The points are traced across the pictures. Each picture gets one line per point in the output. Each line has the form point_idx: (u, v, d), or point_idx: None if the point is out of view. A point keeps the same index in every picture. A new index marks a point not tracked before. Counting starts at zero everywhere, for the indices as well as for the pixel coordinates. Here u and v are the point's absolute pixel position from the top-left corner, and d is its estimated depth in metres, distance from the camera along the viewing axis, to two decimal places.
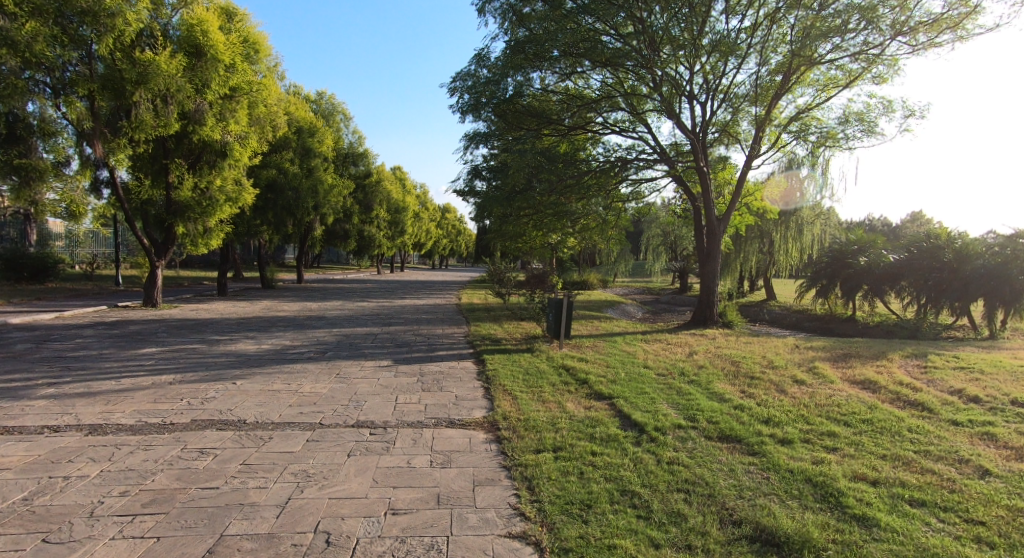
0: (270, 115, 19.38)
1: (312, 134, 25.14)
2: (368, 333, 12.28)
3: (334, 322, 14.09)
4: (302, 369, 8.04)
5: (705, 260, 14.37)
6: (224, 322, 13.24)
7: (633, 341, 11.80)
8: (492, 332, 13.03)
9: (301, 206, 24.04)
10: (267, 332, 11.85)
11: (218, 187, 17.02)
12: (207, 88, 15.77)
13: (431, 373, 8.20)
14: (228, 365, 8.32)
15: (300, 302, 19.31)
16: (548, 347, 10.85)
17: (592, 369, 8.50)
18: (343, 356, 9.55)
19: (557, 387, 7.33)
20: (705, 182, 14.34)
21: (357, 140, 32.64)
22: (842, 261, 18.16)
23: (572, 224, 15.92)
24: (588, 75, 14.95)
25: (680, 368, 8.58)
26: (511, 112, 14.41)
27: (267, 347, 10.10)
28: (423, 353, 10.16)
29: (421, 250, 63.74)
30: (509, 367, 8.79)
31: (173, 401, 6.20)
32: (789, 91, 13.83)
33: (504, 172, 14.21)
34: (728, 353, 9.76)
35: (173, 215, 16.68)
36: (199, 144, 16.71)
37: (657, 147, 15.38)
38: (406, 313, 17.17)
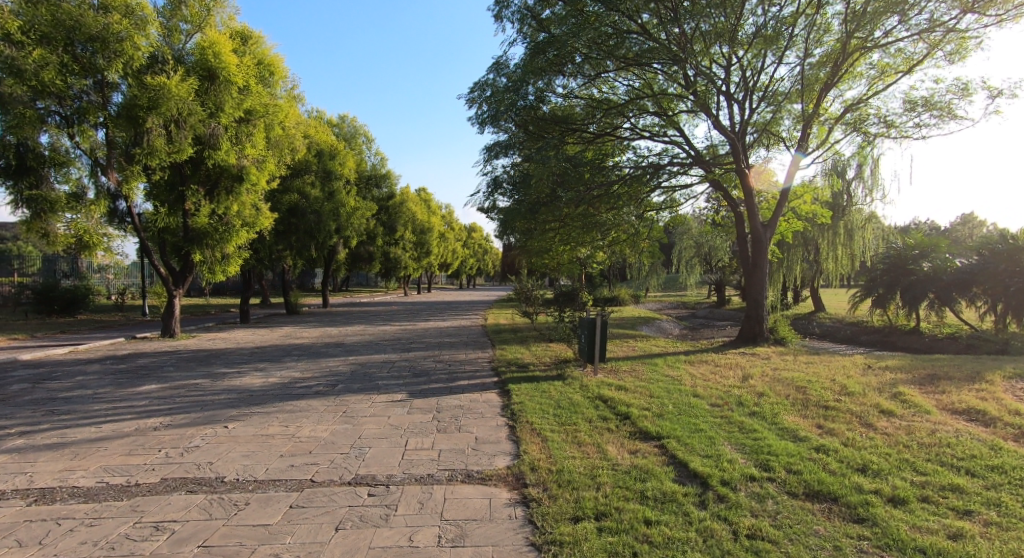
0: (290, 138, 18.85)
1: (333, 157, 24.75)
2: (385, 362, 11.37)
3: (351, 350, 13.23)
4: (305, 409, 7.13)
5: (751, 271, 13.19)
6: (237, 352, 12.47)
7: (676, 362, 10.68)
8: (520, 356, 12.05)
9: (323, 229, 23.47)
10: (278, 363, 10.99)
11: (235, 213, 16.27)
12: (221, 111, 14.94)
13: (449, 410, 7.21)
14: (228, 404, 7.45)
15: (322, 328, 18.61)
16: (582, 372, 9.78)
17: (633, 399, 7.45)
18: (355, 389, 8.65)
19: (594, 424, 6.30)
20: (747, 184, 13.21)
21: (381, 162, 32.34)
22: (902, 266, 17.38)
23: (602, 237, 14.93)
24: (613, 80, 14.14)
25: (737, 398, 7.46)
26: (532, 122, 13.60)
27: (275, 380, 9.24)
28: (443, 384, 9.21)
29: (448, 271, 63.28)
30: (538, 398, 7.80)
31: (149, 452, 5.32)
32: (837, 85, 12.96)
33: (521, 182, 13.39)
34: (787, 378, 8.60)
35: (189, 242, 15.79)
36: (216, 169, 15.91)
37: (691, 151, 14.34)
38: (429, 336, 16.29)
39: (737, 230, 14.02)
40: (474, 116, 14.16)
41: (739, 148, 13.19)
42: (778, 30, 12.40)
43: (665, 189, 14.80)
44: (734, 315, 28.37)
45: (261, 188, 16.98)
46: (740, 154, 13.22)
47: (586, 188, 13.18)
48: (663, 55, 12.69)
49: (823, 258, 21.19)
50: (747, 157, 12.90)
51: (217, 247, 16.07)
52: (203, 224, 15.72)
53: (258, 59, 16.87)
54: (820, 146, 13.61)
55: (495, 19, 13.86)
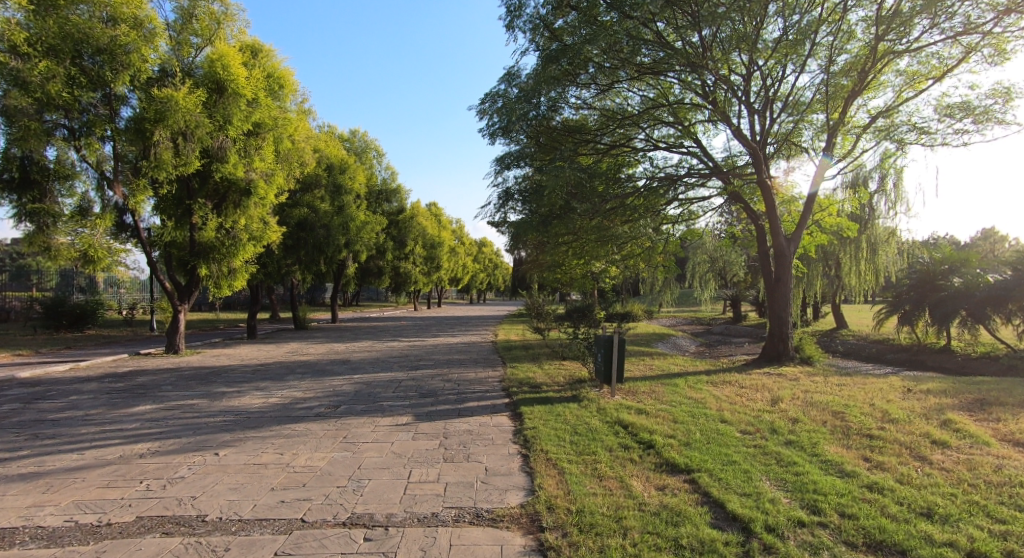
0: (299, 151, 18.54)
1: (343, 171, 24.50)
2: (392, 381, 10.89)
3: (357, 368, 12.74)
4: (303, 434, 6.64)
5: (773, 286, 12.64)
6: (240, 370, 12.02)
7: (698, 383, 10.12)
8: (532, 375, 11.53)
9: (332, 243, 23.13)
10: (280, 382, 10.51)
11: (242, 227, 15.79)
12: (229, 125, 14.12)
13: (458, 437, 6.73)
14: (224, 427, 6.97)
15: (329, 344, 18.21)
16: (598, 393, 9.26)
17: (656, 425, 6.93)
18: (359, 412, 8.17)
19: (616, 455, 5.83)
20: (768, 193, 12.67)
21: (391, 176, 32.14)
22: (931, 282, 17.08)
23: (617, 250, 14.44)
24: (627, 91, 13.77)
25: (770, 425, 6.96)
26: (545, 134, 13.25)
27: (275, 401, 8.76)
28: (451, 406, 8.70)
29: (457, 285, 62.87)
30: (553, 421, 7.30)
31: (129, 484, 4.84)
32: (862, 93, 12.52)
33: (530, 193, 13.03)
34: (820, 404, 8.05)
35: (195, 256, 15.27)
36: (224, 183, 15.45)
37: (710, 162, 13.86)
38: (438, 353, 15.80)
39: (758, 244, 13.46)
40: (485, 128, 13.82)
41: (759, 158, 12.65)
42: (797, 40, 12.11)
43: (682, 202, 14.31)
44: (750, 332, 27.68)
45: (270, 202, 16.51)
46: (761, 164, 12.70)
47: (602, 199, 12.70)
48: (681, 63, 12.34)
49: (845, 273, 20.57)
50: (771, 167, 12.32)
51: (224, 261, 15.62)
52: (209, 237, 15.25)
53: (267, 72, 16.02)
54: (843, 158, 13.16)
55: (507, 28, 13.45)
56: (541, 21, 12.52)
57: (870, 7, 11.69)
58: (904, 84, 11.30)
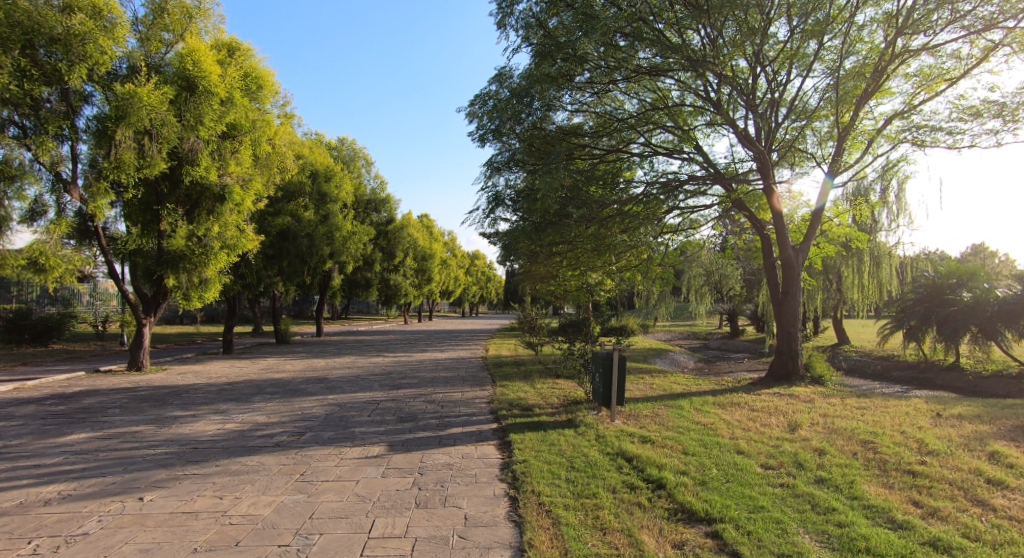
0: (280, 157, 17.60)
1: (329, 179, 23.59)
2: (370, 402, 9.93)
3: (333, 387, 11.75)
4: (252, 472, 5.70)
5: (782, 300, 11.79)
6: (203, 390, 11.02)
7: (705, 406, 9.22)
8: (523, 395, 10.58)
9: (315, 254, 22.16)
10: (243, 405, 9.53)
11: (214, 234, 14.76)
12: (199, 124, 13.07)
13: (434, 473, 5.80)
14: (161, 461, 6.02)
15: (308, 360, 17.18)
16: (595, 418, 8.35)
17: (665, 458, 6.02)
18: (325, 440, 7.20)
19: (621, 499, 4.91)
20: (774, 200, 11.83)
21: (380, 186, 31.24)
22: (939, 296, 16.37)
23: (612, 261, 13.58)
24: (624, 94, 12.98)
25: (795, 458, 6.07)
26: (539, 139, 12.38)
27: (231, 427, 7.79)
28: (431, 432, 7.75)
29: (449, 299, 61.82)
30: (546, 453, 6.37)
31: (13, 546, 3.96)
32: (873, 96, 11.77)
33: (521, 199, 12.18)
34: (845, 431, 7.15)
35: (162, 266, 14.22)
36: (196, 189, 14.48)
37: (711, 168, 13.05)
38: (423, 370, 14.82)
39: (764, 255, 12.61)
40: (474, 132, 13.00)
41: (765, 163, 11.82)
42: (804, 41, 11.37)
43: (682, 211, 13.48)
44: (749, 347, 26.83)
45: (246, 209, 15.54)
46: (767, 169, 11.86)
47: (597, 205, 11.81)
48: (681, 64, 11.57)
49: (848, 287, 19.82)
50: (777, 172, 11.49)
51: (194, 271, 14.59)
52: (177, 246, 14.21)
53: (245, 73, 15.03)
54: (852, 166, 12.38)
55: (498, 26, 12.63)
56: (533, 18, 11.70)
57: (881, 6, 11.00)
58: (919, 85, 10.56)
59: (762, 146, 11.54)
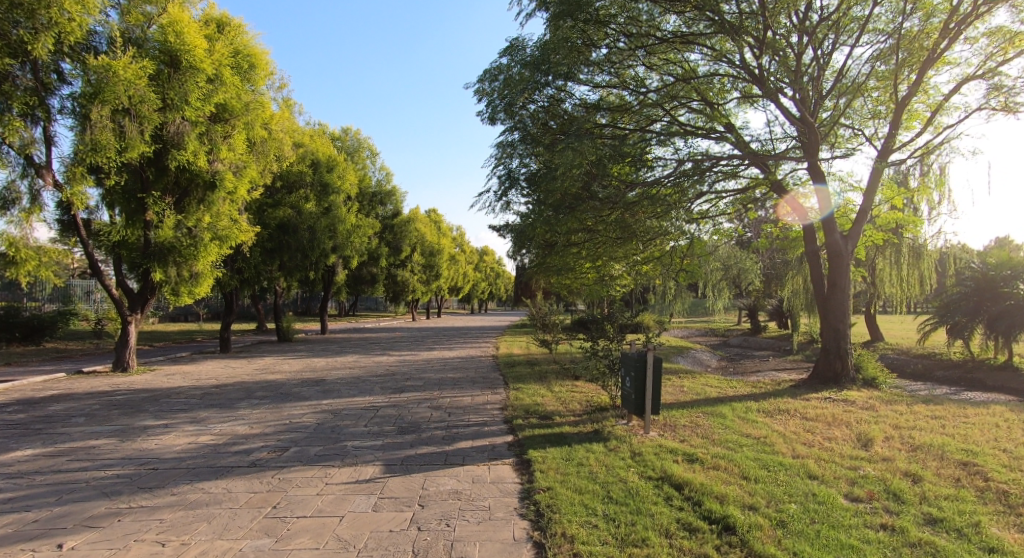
0: (277, 143, 16.54)
1: (330, 169, 22.50)
2: (368, 409, 8.83)
3: (329, 391, 10.66)
4: (213, 504, 4.61)
5: (829, 293, 10.58)
6: (185, 395, 9.97)
7: (749, 414, 8.08)
8: (539, 401, 9.45)
9: (317, 247, 21.11)
10: (225, 412, 8.45)
11: (204, 225, 13.74)
12: (183, 104, 12.01)
13: (439, 506, 4.68)
14: (106, 488, 4.94)
15: (307, 359, 16.15)
16: (626, 429, 7.21)
17: (724, 487, 4.87)
18: (311, 458, 6.10)
19: (680, 549, 3.81)
20: (820, 182, 10.61)
21: (385, 177, 30.14)
22: (991, 289, 15.18)
23: (636, 252, 12.39)
24: (650, 67, 11.75)
25: (887, 486, 4.91)
26: (556, 118, 11.17)
27: (206, 440, 6.73)
28: (436, 447, 6.65)
29: (457, 295, 60.77)
30: (573, 477, 5.24)
31: None
32: (932, 67, 10.52)
33: (538, 182, 10.99)
34: (931, 449, 5.97)
35: (148, 259, 13.17)
36: (185, 176, 13.40)
37: (745, 149, 11.82)
38: (429, 370, 13.75)
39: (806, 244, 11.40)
40: (484, 113, 11.80)
41: (811, 139, 10.59)
42: (856, 4, 10.14)
43: (713, 196, 12.27)
44: (772, 344, 25.55)
45: (240, 197, 14.46)
46: (812, 147, 10.64)
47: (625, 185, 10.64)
48: (716, 31, 10.41)
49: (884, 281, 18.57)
50: (829, 149, 10.19)
51: (183, 263, 13.55)
52: (165, 238, 13.14)
53: (237, 50, 13.93)
54: (906, 146, 11.12)
55: None
56: None
57: None
58: (992, 50, 9.33)
59: (813, 120, 10.25)
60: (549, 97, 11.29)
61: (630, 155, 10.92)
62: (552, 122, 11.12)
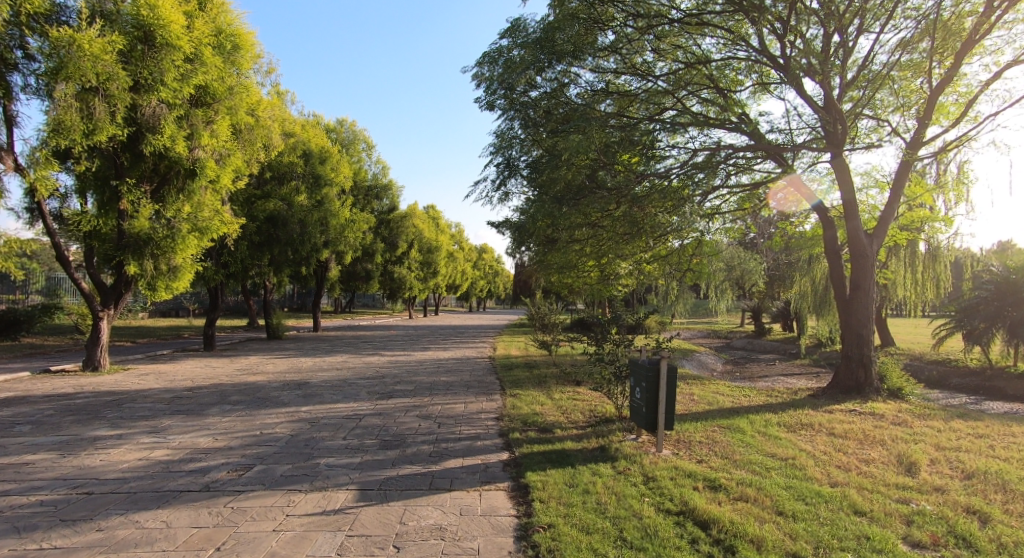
0: (264, 130, 15.70)
1: (323, 160, 21.58)
2: (350, 418, 8.03)
3: (311, 395, 9.86)
4: (142, 546, 3.81)
5: (852, 296, 9.80)
6: (153, 399, 9.17)
7: (772, 430, 7.28)
8: (539, 411, 8.66)
9: (308, 241, 20.26)
10: (191, 421, 7.67)
11: (184, 216, 12.98)
12: (158, 83, 11.30)
13: (418, 550, 3.87)
14: (20, 521, 4.16)
15: (293, 359, 15.34)
16: (637, 447, 6.40)
17: (758, 528, 4.06)
18: (275, 480, 5.31)
19: None
20: (845, 174, 9.81)
21: (382, 171, 29.29)
22: (1014, 293, 14.39)
23: (644, 249, 11.59)
24: (662, 52, 10.90)
25: (953, 528, 4.11)
26: (559, 103, 10.36)
27: (160, 456, 5.94)
28: (421, 466, 5.84)
29: (456, 293, 60.04)
30: (579, 510, 4.44)
31: None
32: (967, 52, 9.70)
33: (539, 171, 10.19)
34: (990, 478, 5.15)
35: (122, 251, 12.40)
36: (162, 163, 12.63)
37: (762, 140, 11.02)
38: (421, 373, 12.93)
39: (826, 242, 10.58)
40: (483, 100, 11.01)
41: (835, 132, 9.77)
42: None
43: (729, 190, 11.45)
44: (778, 348, 24.78)
45: (223, 186, 13.66)
46: (836, 138, 9.82)
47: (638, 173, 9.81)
48: (734, 10, 9.59)
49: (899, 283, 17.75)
50: (855, 140, 9.38)
51: (162, 256, 12.76)
52: (140, 229, 12.38)
53: (220, 30, 13.10)
54: (937, 138, 10.31)
55: None
56: None
57: None
58: None
59: (840, 108, 9.44)
60: (554, 82, 10.48)
61: (639, 144, 10.13)
62: (556, 108, 10.31)
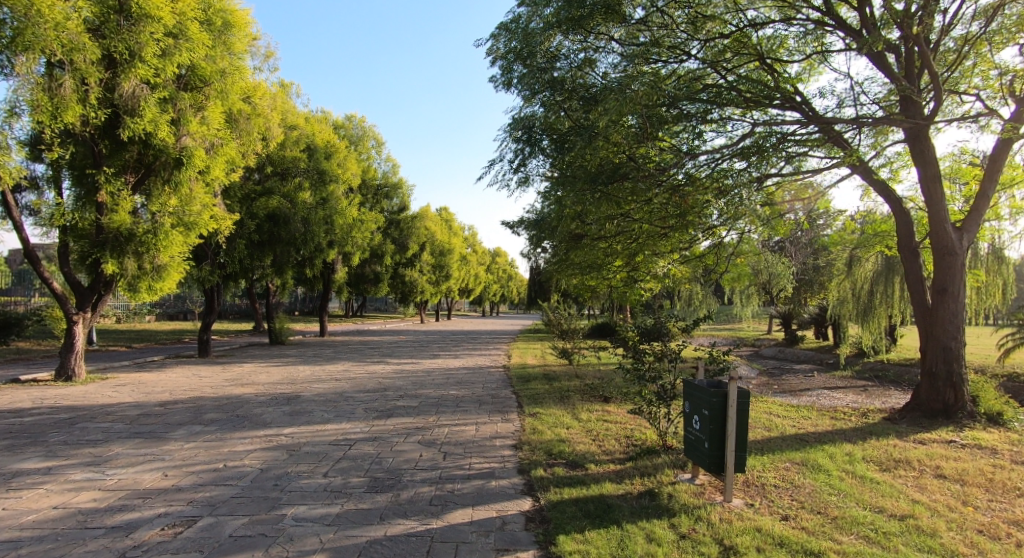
0: (261, 119, 14.49)
1: (328, 156, 20.36)
2: (338, 445, 6.65)
3: (299, 413, 8.52)
4: None
5: (938, 301, 8.36)
6: (115, 416, 7.88)
7: (864, 472, 5.84)
8: (565, 436, 7.25)
9: (312, 240, 19.01)
10: (147, 447, 6.35)
11: (169, 210, 11.71)
12: (137, 59, 10.11)
13: None
14: None
15: (291, 368, 14.07)
16: (700, 496, 5.00)
17: None
18: (221, 545, 3.94)
19: None
20: (927, 157, 8.40)
21: (392, 169, 28.09)
22: None
23: (684, 243, 10.14)
24: (707, 18, 9.42)
25: None
26: (586, 75, 8.95)
27: (82, 503, 4.60)
28: (419, 521, 4.45)
29: (469, 297, 58.91)
30: None
31: None
32: None
33: (566, 154, 8.76)
34: None
35: (99, 248, 11.09)
36: (146, 152, 11.38)
37: (822, 120, 9.54)
38: (428, 385, 11.57)
39: (898, 237, 9.17)
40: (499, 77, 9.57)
41: (911, 98, 8.31)
42: None
43: (783, 178, 9.93)
44: (812, 357, 23.16)
45: (215, 177, 12.41)
46: (913, 106, 8.35)
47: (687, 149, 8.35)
48: None
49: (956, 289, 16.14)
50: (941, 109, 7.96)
51: (145, 253, 11.49)
52: (120, 224, 11.03)
53: (206, 5, 11.92)
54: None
55: None
56: None
57: None
58: None
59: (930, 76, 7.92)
60: (581, 54, 9.05)
61: (681, 121, 8.76)
62: (584, 85, 8.88)
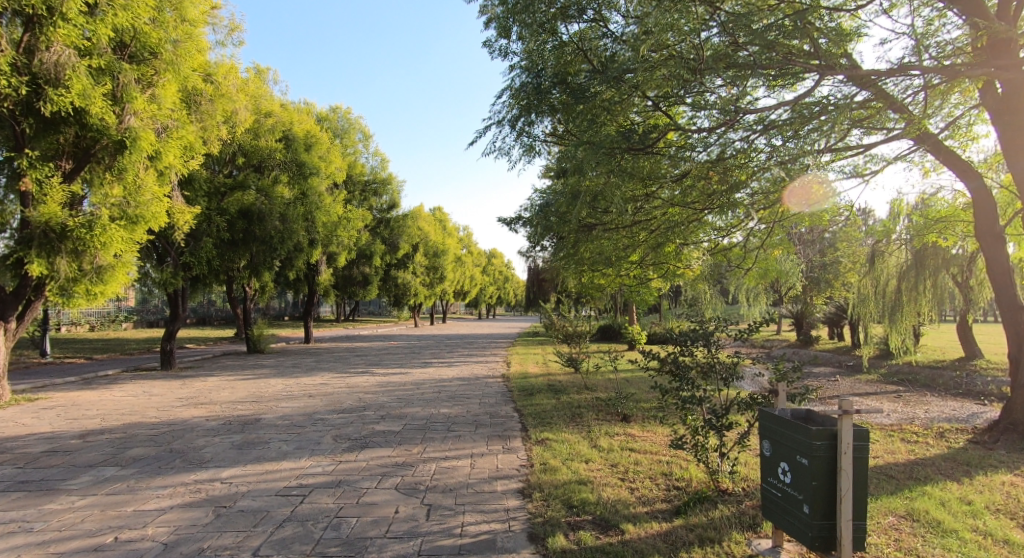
0: (226, 99, 12.83)
1: (308, 147, 18.62)
2: (287, 496, 5.01)
3: (253, 444, 6.87)
4: None
5: None
6: (12, 453, 6.19)
7: (1004, 534, 4.29)
8: (587, 476, 5.61)
9: (290, 238, 17.28)
10: (23, 505, 4.68)
11: (112, 201, 9.98)
12: (57, 17, 8.49)
13: None
14: None
15: (261, 381, 12.41)
16: None
17: None
18: None
19: None
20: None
21: (380, 164, 26.36)
22: None
23: (718, 231, 8.49)
24: None
25: None
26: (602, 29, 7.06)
27: None
28: None
29: (464, 301, 57.29)
30: None
31: None
32: None
33: (579, 123, 7.03)
34: None
35: (22, 245, 9.33)
36: (80, 135, 9.65)
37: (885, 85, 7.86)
38: (417, 402, 9.97)
39: (977, 220, 7.63)
40: (493, 44, 7.77)
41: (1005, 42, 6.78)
42: None
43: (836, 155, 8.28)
44: (831, 359, 21.69)
45: (167, 163, 10.74)
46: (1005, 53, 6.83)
47: (736, 110, 6.73)
48: None
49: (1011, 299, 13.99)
50: None
51: (83, 252, 9.71)
52: (49, 217, 9.20)
53: None
54: None
55: None
56: None
57: None
58: None
59: None
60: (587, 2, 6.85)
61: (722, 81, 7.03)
62: (596, 46, 7.10)
